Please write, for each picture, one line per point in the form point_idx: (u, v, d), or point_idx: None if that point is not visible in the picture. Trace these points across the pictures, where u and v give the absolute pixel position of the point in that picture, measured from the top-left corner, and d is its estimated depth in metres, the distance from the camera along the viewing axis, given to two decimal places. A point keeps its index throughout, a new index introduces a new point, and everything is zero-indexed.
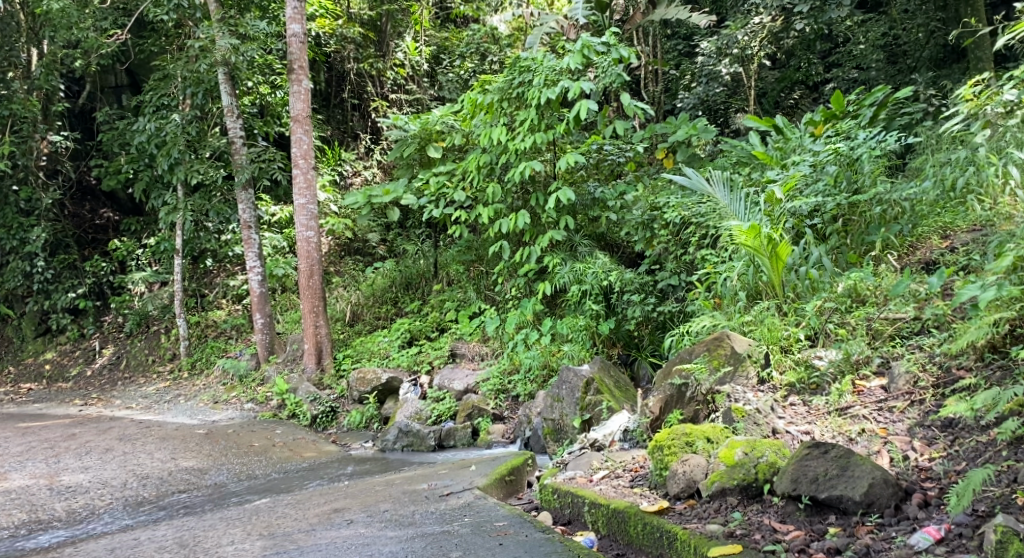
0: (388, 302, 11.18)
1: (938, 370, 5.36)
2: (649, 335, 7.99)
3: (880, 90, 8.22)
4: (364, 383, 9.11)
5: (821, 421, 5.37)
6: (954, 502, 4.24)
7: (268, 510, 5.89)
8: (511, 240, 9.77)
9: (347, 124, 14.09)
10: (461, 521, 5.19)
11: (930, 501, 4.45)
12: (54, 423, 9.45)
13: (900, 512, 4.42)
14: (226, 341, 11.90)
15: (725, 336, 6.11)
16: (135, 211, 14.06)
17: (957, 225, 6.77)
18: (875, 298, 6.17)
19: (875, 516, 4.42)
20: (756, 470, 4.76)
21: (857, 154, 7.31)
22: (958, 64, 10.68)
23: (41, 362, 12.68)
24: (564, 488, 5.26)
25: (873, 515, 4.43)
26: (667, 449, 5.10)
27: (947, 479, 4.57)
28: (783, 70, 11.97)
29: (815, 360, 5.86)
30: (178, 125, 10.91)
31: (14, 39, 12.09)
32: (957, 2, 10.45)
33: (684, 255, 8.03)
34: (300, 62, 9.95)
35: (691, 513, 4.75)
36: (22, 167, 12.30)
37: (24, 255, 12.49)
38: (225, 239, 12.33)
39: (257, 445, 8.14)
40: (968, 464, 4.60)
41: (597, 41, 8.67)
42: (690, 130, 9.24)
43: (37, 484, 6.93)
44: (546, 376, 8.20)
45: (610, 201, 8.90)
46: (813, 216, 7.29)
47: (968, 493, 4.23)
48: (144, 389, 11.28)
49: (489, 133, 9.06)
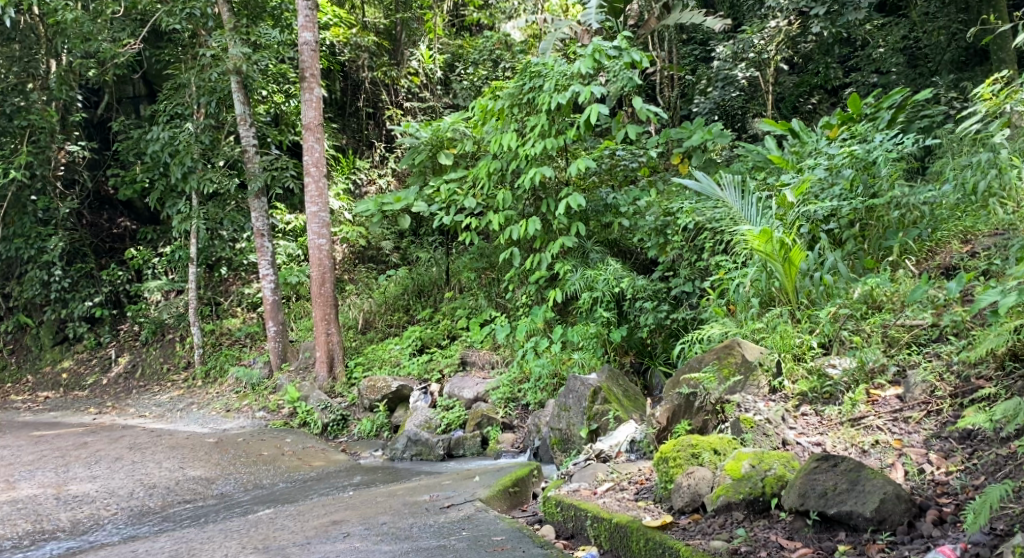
0: (400, 310, 11.09)
1: (956, 380, 5.16)
2: (663, 343, 7.80)
3: (897, 93, 8.07)
4: (374, 391, 8.98)
5: (833, 432, 5.20)
6: (970, 520, 4.02)
7: (269, 522, 5.79)
8: (521, 247, 9.65)
9: (362, 133, 14.05)
10: (459, 535, 5.06)
11: (946, 518, 4.26)
12: (68, 432, 9.41)
13: (913, 530, 4.23)
14: (240, 349, 11.83)
15: (735, 343, 5.88)
16: (152, 220, 14.00)
17: (978, 229, 6.56)
18: (891, 304, 5.97)
19: (887, 533, 4.24)
20: (764, 484, 4.60)
21: (873, 156, 7.12)
22: (980, 68, 10.44)
23: (58, 370, 12.66)
24: (567, 501, 5.12)
25: (885, 532, 4.24)
26: (673, 461, 4.95)
27: (964, 494, 4.38)
28: (801, 74, 11.85)
29: (828, 369, 5.69)
30: (191, 134, 10.95)
31: (34, 51, 12.12)
32: (980, 3, 10.23)
33: (699, 261, 7.83)
34: (312, 70, 9.88)
35: (696, 529, 4.58)
36: (40, 177, 12.29)
37: (42, 264, 12.54)
38: (240, 247, 12.44)
39: (267, 455, 8.04)
40: (987, 479, 4.42)
41: (609, 45, 8.54)
42: (705, 135, 9.02)
43: (44, 494, 6.87)
44: (557, 385, 8.07)
45: (622, 207, 8.75)
46: (830, 221, 7.14)
47: (985, 510, 4.01)
48: (158, 397, 11.23)
49: (500, 139, 8.96)
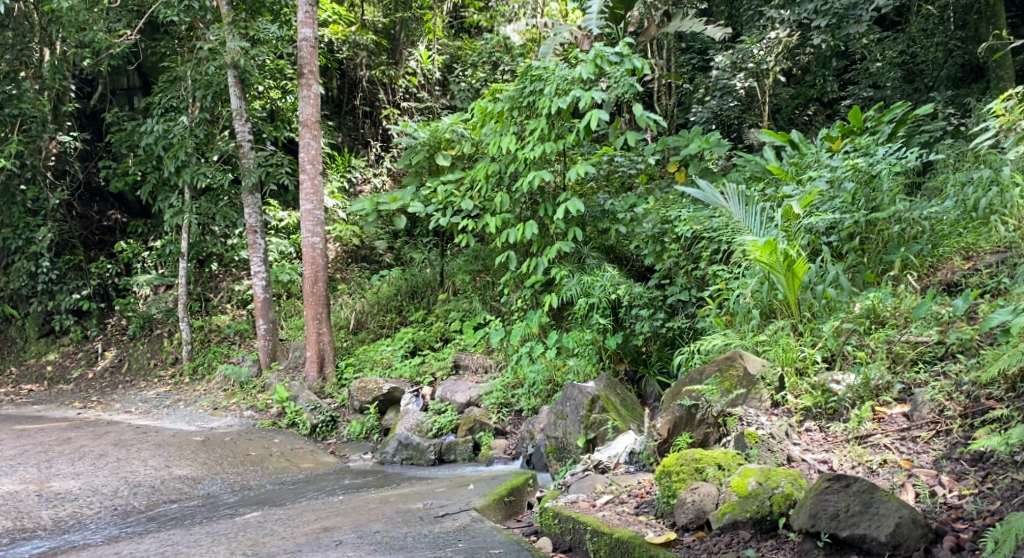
0: (392, 311, 11.00)
1: (966, 399, 5.09)
2: (658, 352, 7.74)
3: (898, 106, 8.05)
4: (365, 393, 8.87)
5: (839, 450, 5.13)
6: (993, 547, 3.98)
7: (257, 526, 5.68)
8: (517, 252, 9.55)
9: (359, 131, 13.95)
10: (455, 547, 4.97)
11: (963, 546, 4.17)
12: (51, 427, 9.25)
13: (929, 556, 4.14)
14: (229, 346, 11.68)
15: (738, 355, 5.77)
16: (143, 213, 13.74)
17: (980, 246, 6.51)
18: (894, 320, 5.92)
19: None
20: (771, 502, 4.53)
21: (876, 170, 7.04)
22: (976, 85, 10.40)
23: (42, 363, 12.49)
24: (566, 513, 5.03)
25: None
26: (676, 476, 4.86)
27: (980, 520, 4.31)
28: (798, 86, 11.81)
29: (832, 385, 5.60)
30: (185, 127, 10.81)
31: (27, 38, 11.81)
32: (978, 20, 10.34)
33: (695, 270, 7.77)
34: (311, 66, 9.71)
35: (700, 547, 4.53)
36: (30, 166, 12.09)
37: (30, 255, 12.35)
38: (231, 244, 12.20)
39: (254, 455, 7.91)
40: (1003, 504, 4.35)
41: (611, 50, 8.46)
42: (702, 143, 8.95)
43: (26, 490, 6.71)
44: (551, 391, 8.00)
45: (620, 213, 8.66)
46: (830, 233, 7.08)
47: (1009, 539, 3.95)
48: (144, 393, 11.08)
49: (498, 142, 8.88)
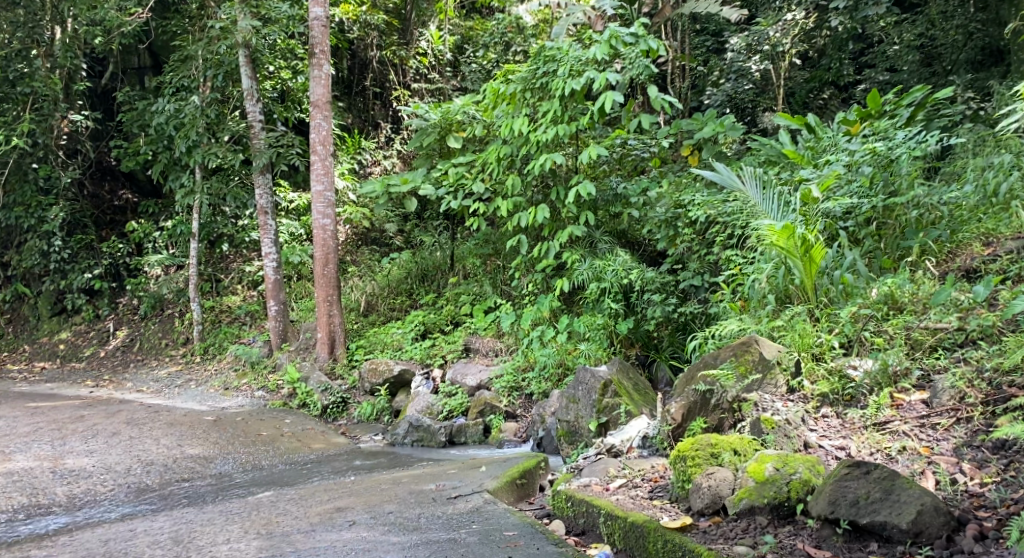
0: (402, 294, 10.95)
1: (987, 387, 5.02)
2: (669, 337, 7.70)
3: (918, 89, 7.87)
4: (375, 374, 8.93)
5: (857, 436, 5.08)
6: None
7: (270, 505, 5.67)
8: (529, 235, 9.49)
9: (368, 113, 13.83)
10: (469, 529, 4.94)
11: (986, 534, 4.12)
12: (65, 405, 9.26)
13: (952, 545, 4.09)
14: (240, 327, 11.65)
15: (753, 340, 5.71)
16: (155, 193, 13.69)
17: (1000, 232, 6.38)
18: (913, 306, 5.84)
19: (924, 547, 4.11)
20: (789, 488, 4.49)
21: (896, 154, 7.02)
22: (996, 69, 10.10)
23: (55, 341, 12.52)
24: (579, 497, 5.02)
25: (922, 545, 4.12)
26: (691, 460, 4.82)
27: (1003, 508, 4.25)
28: (813, 69, 11.59)
29: (849, 370, 5.55)
30: (197, 107, 10.76)
31: (39, 16, 11.74)
32: (998, 3, 10.00)
33: (708, 255, 7.70)
34: (322, 46, 9.63)
35: (717, 532, 4.48)
36: (43, 145, 12.09)
37: (43, 233, 12.36)
38: (242, 225, 12.39)
39: (265, 435, 7.91)
40: None
41: (626, 31, 8.31)
42: (716, 127, 8.78)
43: (40, 467, 6.73)
44: (562, 375, 7.93)
45: (632, 197, 8.56)
46: (847, 217, 6.99)
47: None
48: (156, 372, 11.10)
49: (510, 124, 8.77)
